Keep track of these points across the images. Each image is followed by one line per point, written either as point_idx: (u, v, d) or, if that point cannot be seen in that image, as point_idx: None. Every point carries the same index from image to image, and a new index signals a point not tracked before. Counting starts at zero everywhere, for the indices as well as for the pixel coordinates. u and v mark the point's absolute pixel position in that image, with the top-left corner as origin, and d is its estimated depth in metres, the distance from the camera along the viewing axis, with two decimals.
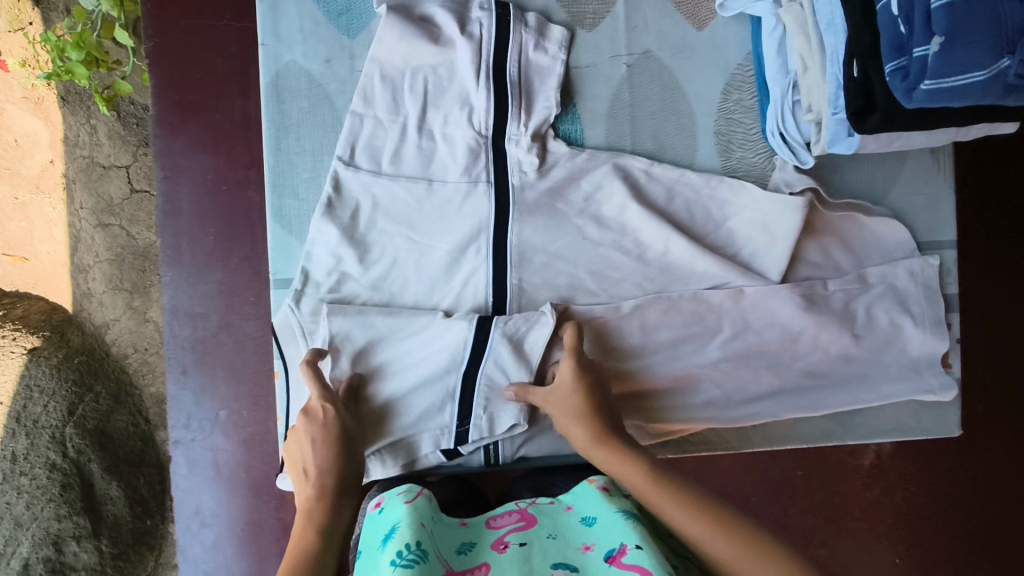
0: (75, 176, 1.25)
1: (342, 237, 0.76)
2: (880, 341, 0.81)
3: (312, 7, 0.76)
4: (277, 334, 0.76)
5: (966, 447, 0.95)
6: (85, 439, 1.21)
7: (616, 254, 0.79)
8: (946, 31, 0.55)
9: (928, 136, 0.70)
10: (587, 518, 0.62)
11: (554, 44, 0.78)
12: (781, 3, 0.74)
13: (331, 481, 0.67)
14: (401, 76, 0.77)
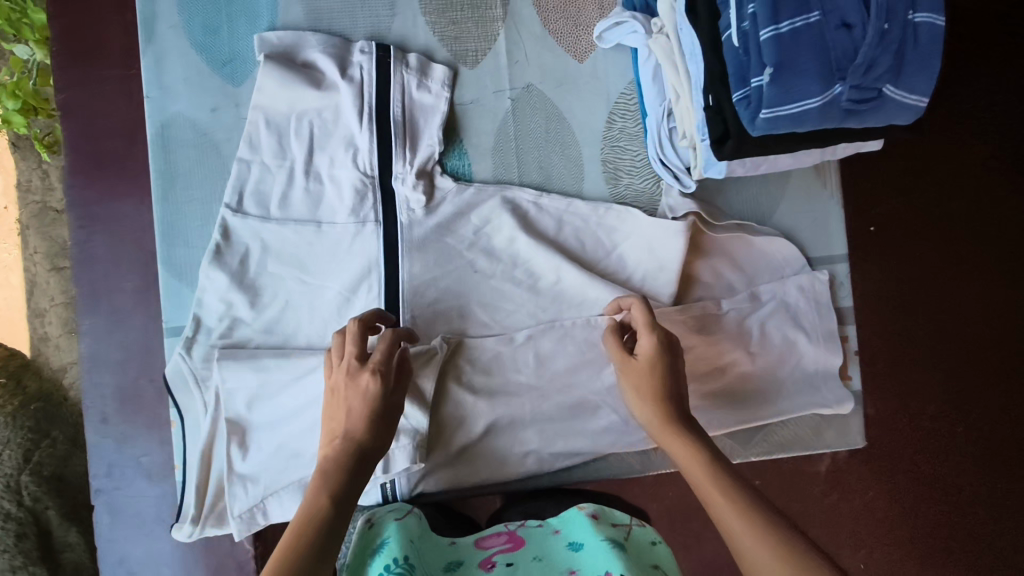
0: (29, 222, 1.15)
1: (231, 283, 0.76)
2: (774, 357, 0.82)
3: (195, 58, 0.77)
4: (169, 384, 0.77)
5: (901, 441, 0.99)
6: (42, 486, 1.04)
7: (508, 286, 0.80)
8: (775, 61, 0.56)
9: (793, 158, 0.72)
10: (574, 543, 0.67)
11: (437, 82, 0.79)
12: (651, 33, 0.76)
13: (356, 450, 0.59)
14: (286, 121, 0.78)
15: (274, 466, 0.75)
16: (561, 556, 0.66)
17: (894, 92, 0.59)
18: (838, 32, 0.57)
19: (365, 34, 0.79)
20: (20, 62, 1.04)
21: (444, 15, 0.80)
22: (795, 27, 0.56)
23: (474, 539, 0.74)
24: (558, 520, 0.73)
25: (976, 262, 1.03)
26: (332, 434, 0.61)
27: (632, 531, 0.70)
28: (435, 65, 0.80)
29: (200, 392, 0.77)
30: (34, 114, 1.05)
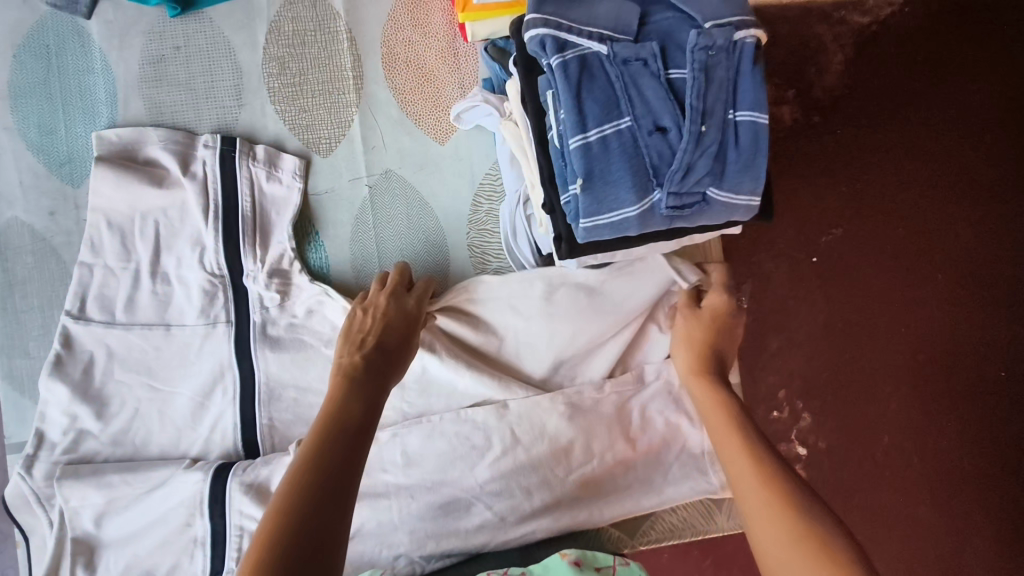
0: None
1: (72, 395, 0.72)
2: (657, 441, 0.79)
3: (32, 159, 0.75)
4: (9, 505, 0.71)
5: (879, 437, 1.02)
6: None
7: None
8: (585, 172, 0.54)
9: (649, 249, 0.69)
10: None
11: (289, 173, 0.77)
12: (502, 115, 0.73)
13: (380, 351, 0.65)
14: (130, 222, 0.74)
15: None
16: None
17: (718, 195, 0.56)
18: (652, 136, 0.54)
19: (211, 127, 0.77)
20: None
21: (295, 103, 0.78)
22: (605, 134, 0.54)
23: None
24: (536, 567, 0.70)
25: (913, 267, 1.05)
26: (354, 342, 0.66)
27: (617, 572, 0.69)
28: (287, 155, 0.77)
29: (42, 512, 0.71)
30: None
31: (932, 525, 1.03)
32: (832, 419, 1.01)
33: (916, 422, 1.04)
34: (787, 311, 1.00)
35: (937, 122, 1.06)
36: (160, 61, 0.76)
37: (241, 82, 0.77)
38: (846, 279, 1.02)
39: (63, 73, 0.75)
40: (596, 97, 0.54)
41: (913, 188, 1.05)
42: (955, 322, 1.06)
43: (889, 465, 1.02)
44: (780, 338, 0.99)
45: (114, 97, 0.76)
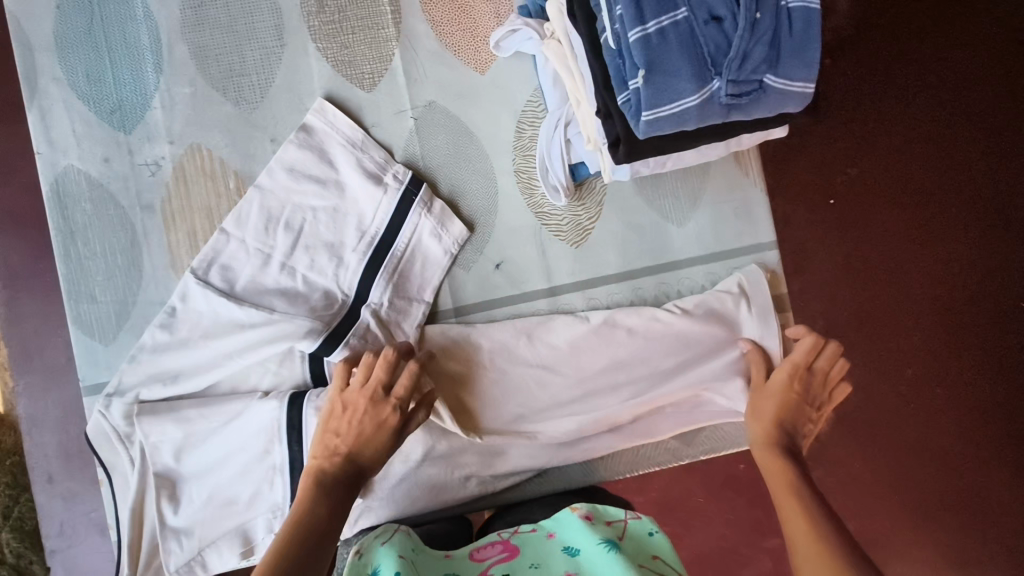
0: None
1: (168, 346, 0.74)
2: (708, 351, 0.80)
3: (82, 109, 0.76)
4: (91, 441, 0.73)
5: (893, 366, 1.08)
6: (24, 541, 1.01)
7: (437, 338, 0.78)
8: (646, 63, 0.55)
9: (699, 153, 0.71)
10: (570, 549, 0.64)
11: (451, 240, 0.78)
12: (544, 36, 0.74)
13: (357, 463, 0.65)
14: (280, 209, 0.76)
15: (209, 515, 0.73)
16: (560, 560, 0.63)
17: (774, 82, 0.57)
18: (708, 26, 0.55)
19: (256, 67, 0.78)
20: None
21: (335, 40, 0.78)
22: (662, 26, 0.55)
23: (469, 550, 0.69)
24: (548, 521, 0.71)
25: (929, 193, 1.11)
26: (328, 446, 0.65)
27: (628, 525, 0.68)
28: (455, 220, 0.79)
29: (123, 448, 0.73)
30: None
31: (954, 451, 1.10)
32: (858, 357, 1.06)
33: (935, 338, 1.10)
34: (821, 248, 1.03)
35: (949, 60, 1.13)
36: (201, 5, 0.77)
37: (281, 23, 0.78)
38: (860, 219, 1.06)
39: (106, 20, 0.76)
40: None
41: (925, 127, 1.12)
42: (965, 257, 1.12)
43: (911, 398, 1.09)
44: (811, 279, 1.02)
45: (157, 42, 0.77)
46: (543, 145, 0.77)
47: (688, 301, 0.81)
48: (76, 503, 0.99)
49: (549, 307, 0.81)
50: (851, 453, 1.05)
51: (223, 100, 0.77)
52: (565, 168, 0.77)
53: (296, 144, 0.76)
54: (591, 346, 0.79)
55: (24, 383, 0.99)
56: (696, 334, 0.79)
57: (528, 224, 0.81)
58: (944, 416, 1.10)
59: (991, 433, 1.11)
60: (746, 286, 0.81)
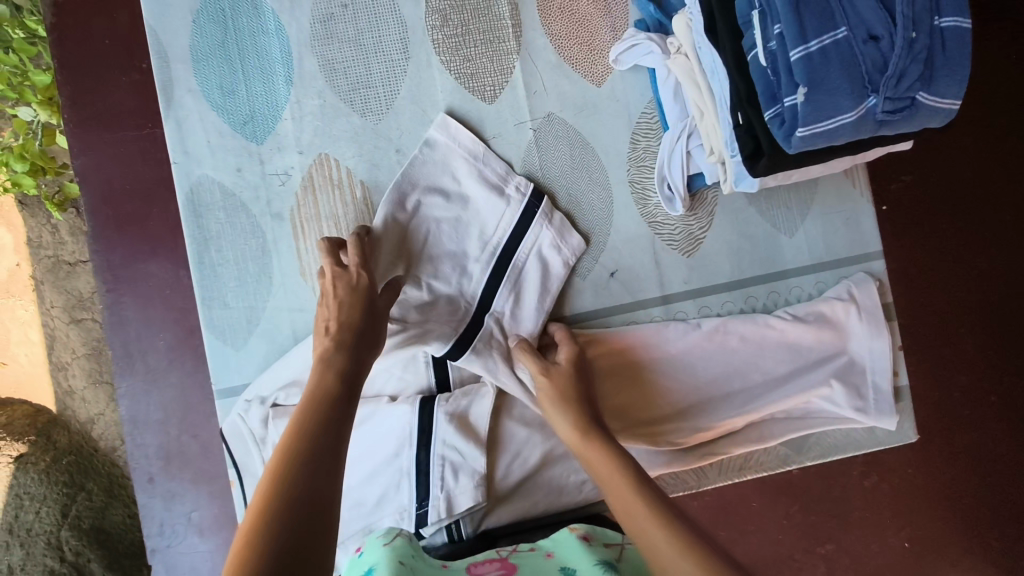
0: (43, 277, 1.24)
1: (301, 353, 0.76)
2: (820, 357, 0.82)
3: (215, 120, 0.78)
4: (228, 442, 0.76)
5: (997, 378, 1.04)
6: (82, 539, 1.17)
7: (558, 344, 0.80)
8: (807, 81, 0.57)
9: (825, 166, 0.72)
10: (568, 568, 0.63)
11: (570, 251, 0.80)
12: (668, 52, 0.77)
13: (348, 326, 0.67)
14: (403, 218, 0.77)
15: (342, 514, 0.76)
16: None
17: (927, 99, 0.59)
18: (867, 45, 0.57)
19: (382, 79, 0.80)
20: (24, 124, 1.15)
21: (458, 53, 0.81)
22: (824, 45, 0.57)
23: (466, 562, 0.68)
24: (548, 542, 0.70)
25: None
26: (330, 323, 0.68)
27: (624, 551, 0.69)
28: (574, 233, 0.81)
29: (257, 450, 0.76)
30: (41, 172, 1.16)
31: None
32: (942, 374, 1.02)
33: None
34: (920, 254, 1.01)
35: None
36: (329, 19, 0.79)
37: (406, 36, 0.80)
38: (939, 229, 1.02)
39: (239, 33, 0.78)
40: (813, 8, 0.57)
41: None
42: None
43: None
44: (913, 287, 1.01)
45: (288, 55, 0.79)
46: (663, 157, 0.80)
47: (800, 308, 0.82)
48: (173, 504, 1.01)
49: (662, 315, 0.83)
50: (955, 470, 1.02)
51: (351, 111, 0.79)
52: (684, 177, 0.79)
53: (420, 154, 0.78)
54: (705, 353, 0.81)
55: (125, 386, 1.02)
56: (811, 342, 0.81)
57: (643, 233, 0.82)
58: None
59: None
60: (857, 295, 0.82)
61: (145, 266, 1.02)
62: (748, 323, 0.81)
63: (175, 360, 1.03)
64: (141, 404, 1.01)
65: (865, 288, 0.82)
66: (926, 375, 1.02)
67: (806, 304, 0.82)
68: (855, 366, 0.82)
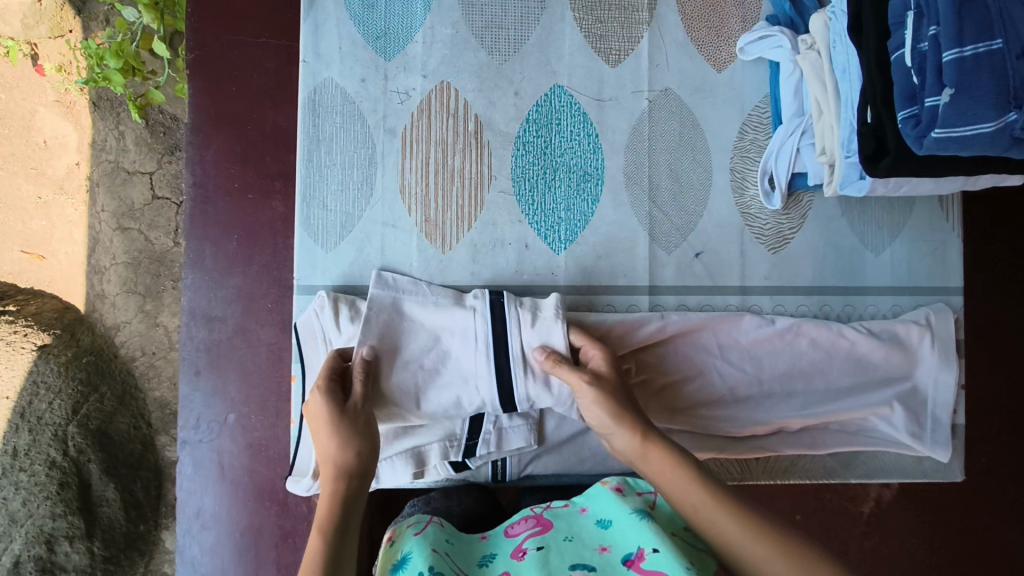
0: (99, 180, 1.27)
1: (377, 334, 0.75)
2: (888, 376, 0.81)
3: (351, 29, 0.80)
4: (298, 333, 0.76)
5: None
6: (87, 438, 1.16)
7: (637, 324, 0.77)
8: (956, 82, 0.58)
9: (935, 184, 0.73)
10: (602, 520, 0.62)
11: (552, 312, 0.72)
12: (798, 50, 0.78)
13: (357, 454, 0.62)
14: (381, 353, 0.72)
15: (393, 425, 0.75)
16: (594, 535, 0.60)
17: None
18: (1018, 62, 0.57)
19: (515, 23, 0.82)
20: (125, 24, 1.14)
21: (591, 13, 0.83)
22: (978, 52, 0.57)
23: (503, 528, 0.67)
24: (581, 498, 0.68)
25: None
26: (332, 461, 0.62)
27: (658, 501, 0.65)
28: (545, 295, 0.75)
29: (325, 351, 0.76)
30: (131, 74, 1.15)
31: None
32: (987, 433, 1.02)
33: None
34: (992, 306, 1.01)
35: None
36: None
37: None
38: (1014, 286, 1.01)
39: None
40: (974, 15, 0.58)
41: None
42: None
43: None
44: (978, 338, 1.01)
45: None
46: (773, 149, 0.81)
47: (874, 325, 0.82)
48: (215, 402, 1.03)
49: (737, 305, 0.83)
50: (983, 527, 1.01)
51: (480, 47, 0.81)
52: (788, 174, 0.81)
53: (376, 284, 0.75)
54: (775, 350, 0.80)
55: (190, 278, 1.04)
56: (884, 359, 0.80)
57: (735, 221, 0.83)
58: None
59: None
60: (933, 323, 0.82)
61: (231, 167, 1.04)
62: (824, 326, 0.81)
63: (243, 263, 1.04)
64: (201, 299, 1.03)
65: (943, 319, 0.82)
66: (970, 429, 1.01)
67: (882, 322, 0.82)
68: (916, 394, 0.82)
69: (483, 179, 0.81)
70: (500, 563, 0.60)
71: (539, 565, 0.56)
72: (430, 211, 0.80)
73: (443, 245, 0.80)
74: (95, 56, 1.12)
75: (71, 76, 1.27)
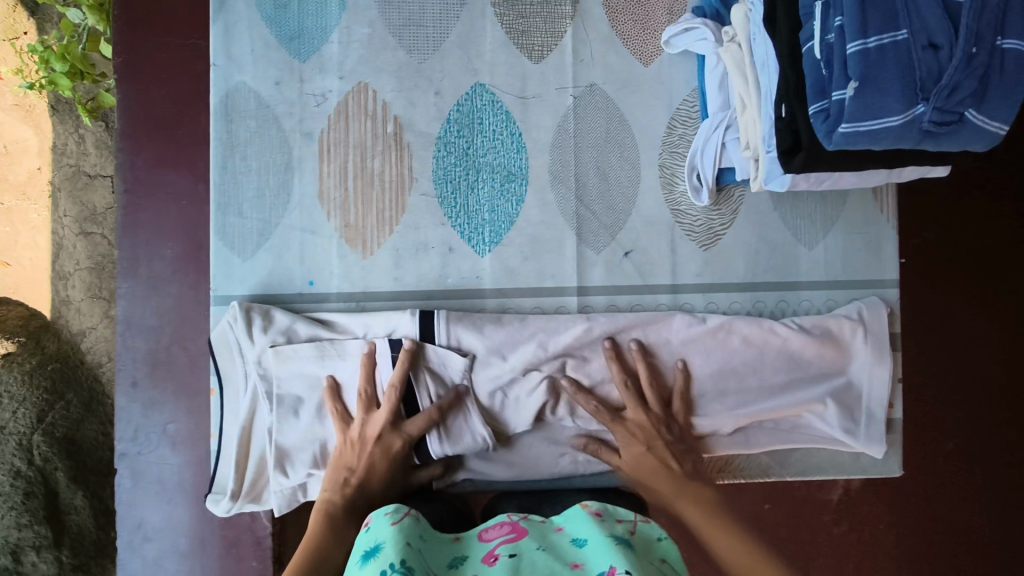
0: (60, 185, 1.23)
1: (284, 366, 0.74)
2: (822, 371, 0.80)
3: (263, 30, 0.78)
4: (213, 351, 0.75)
5: (990, 436, 1.04)
6: (53, 447, 1.14)
7: (558, 325, 0.76)
8: (860, 75, 0.56)
9: (859, 178, 0.72)
10: (579, 540, 0.58)
11: (456, 373, 0.74)
12: (722, 42, 0.76)
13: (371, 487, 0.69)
14: (291, 395, 0.74)
15: (310, 454, 0.74)
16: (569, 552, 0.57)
17: (976, 117, 0.58)
18: (925, 52, 0.56)
19: (434, 20, 0.80)
20: (71, 26, 1.10)
21: (513, 8, 0.80)
22: (882, 44, 0.56)
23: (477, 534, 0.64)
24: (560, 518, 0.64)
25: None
26: (338, 479, 0.69)
27: (640, 526, 0.62)
28: (450, 349, 0.74)
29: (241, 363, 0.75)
30: (79, 77, 1.11)
31: (1010, 536, 1.05)
32: (935, 423, 1.01)
33: None
34: (935, 295, 1.01)
35: None
36: None
37: None
38: (956, 279, 1.02)
39: None
40: (879, 5, 0.57)
41: None
42: None
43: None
44: (922, 328, 1.01)
45: None
46: (699, 145, 0.80)
47: (807, 321, 0.80)
48: (153, 412, 1.01)
49: (669, 303, 0.82)
50: (933, 517, 1.01)
51: (398, 46, 0.79)
52: (715, 170, 0.79)
53: (290, 317, 0.75)
54: (706, 347, 0.78)
55: (126, 287, 1.01)
56: (818, 357, 0.79)
57: (664, 218, 0.82)
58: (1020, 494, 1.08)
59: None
60: (866, 317, 0.81)
61: (165, 173, 1.01)
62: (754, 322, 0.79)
63: (180, 271, 1.02)
64: (137, 308, 1.01)
65: (870, 312, 0.81)
66: (917, 421, 1.01)
67: (814, 317, 0.81)
68: (850, 390, 0.81)
69: (405, 182, 0.79)
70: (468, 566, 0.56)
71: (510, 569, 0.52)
72: (350, 216, 0.78)
73: (365, 251, 0.78)
74: (41, 59, 1.07)
75: (24, 78, 1.18)
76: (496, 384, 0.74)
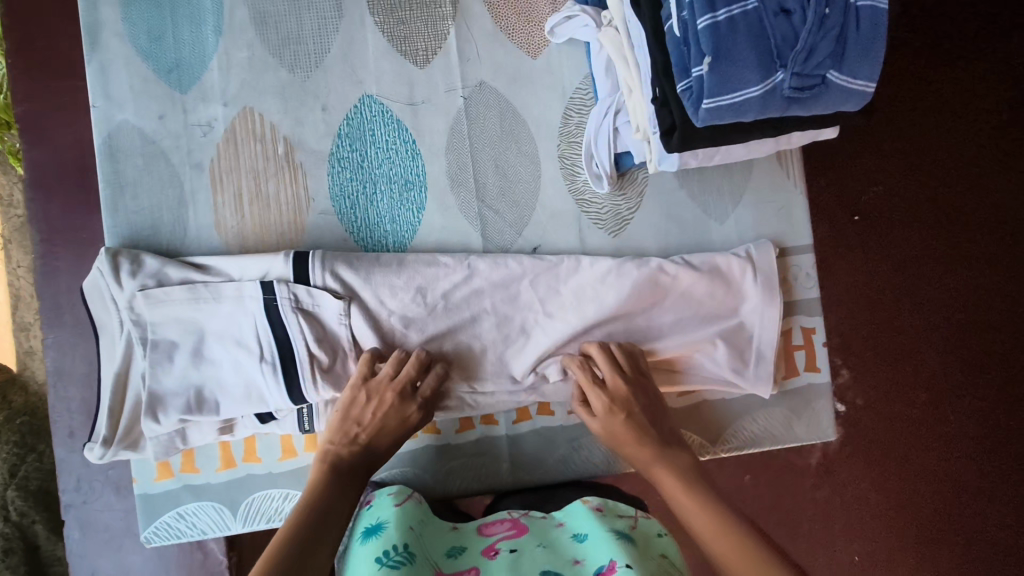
0: (11, 236, 1.15)
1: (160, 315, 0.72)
2: (716, 312, 0.79)
3: (140, 65, 0.77)
4: (86, 295, 0.73)
5: (919, 379, 1.08)
6: (28, 499, 1.01)
7: (442, 279, 0.75)
8: (713, 50, 0.56)
9: (747, 148, 0.72)
10: (577, 534, 0.61)
11: (333, 313, 0.72)
12: (601, 25, 0.75)
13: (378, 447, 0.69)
14: (166, 339, 0.71)
15: (187, 400, 0.71)
16: (566, 544, 0.61)
17: (838, 78, 0.57)
18: (776, 18, 0.56)
19: (313, 35, 0.78)
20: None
21: (392, 15, 0.80)
22: (732, 15, 0.56)
23: (478, 525, 0.69)
24: (560, 513, 0.69)
25: (958, 215, 1.11)
26: (347, 433, 0.68)
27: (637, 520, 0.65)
28: (325, 289, 0.72)
29: (114, 308, 0.72)
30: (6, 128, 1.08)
31: (954, 476, 1.09)
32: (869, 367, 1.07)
33: (963, 360, 1.09)
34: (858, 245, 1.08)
35: (984, 63, 1.12)
36: None
37: None
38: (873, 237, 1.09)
39: None
40: None
41: (950, 146, 1.12)
42: (980, 284, 1.11)
43: (916, 423, 1.08)
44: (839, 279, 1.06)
45: (219, 5, 0.78)
46: (591, 133, 0.79)
47: (696, 258, 0.80)
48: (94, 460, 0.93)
49: None
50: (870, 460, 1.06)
51: (280, 66, 0.78)
52: (611, 156, 0.78)
53: (161, 261, 0.73)
54: (596, 293, 0.77)
55: (52, 336, 0.96)
56: (705, 292, 0.79)
57: (570, 209, 0.81)
58: (969, 437, 1.09)
59: (1004, 461, 1.09)
60: (755, 256, 0.81)
61: (77, 213, 0.96)
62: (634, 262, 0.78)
63: None
64: (65, 356, 0.95)
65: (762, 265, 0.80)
66: None
67: (703, 255, 0.80)
68: (745, 340, 0.80)
69: (302, 203, 0.78)
70: (468, 557, 0.60)
71: (508, 562, 0.56)
72: (248, 240, 0.77)
73: None
74: None
75: None
76: (375, 321, 0.74)
